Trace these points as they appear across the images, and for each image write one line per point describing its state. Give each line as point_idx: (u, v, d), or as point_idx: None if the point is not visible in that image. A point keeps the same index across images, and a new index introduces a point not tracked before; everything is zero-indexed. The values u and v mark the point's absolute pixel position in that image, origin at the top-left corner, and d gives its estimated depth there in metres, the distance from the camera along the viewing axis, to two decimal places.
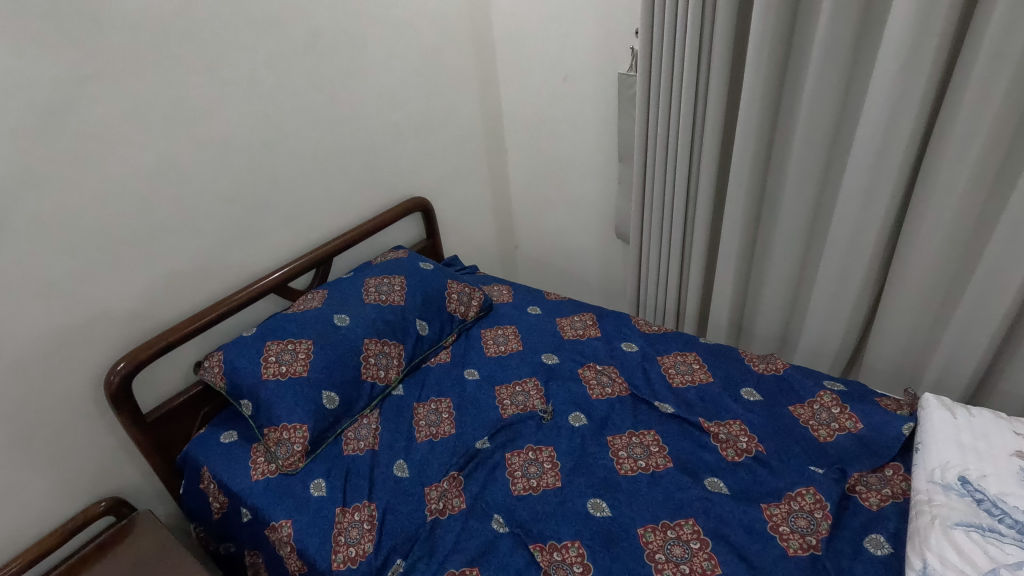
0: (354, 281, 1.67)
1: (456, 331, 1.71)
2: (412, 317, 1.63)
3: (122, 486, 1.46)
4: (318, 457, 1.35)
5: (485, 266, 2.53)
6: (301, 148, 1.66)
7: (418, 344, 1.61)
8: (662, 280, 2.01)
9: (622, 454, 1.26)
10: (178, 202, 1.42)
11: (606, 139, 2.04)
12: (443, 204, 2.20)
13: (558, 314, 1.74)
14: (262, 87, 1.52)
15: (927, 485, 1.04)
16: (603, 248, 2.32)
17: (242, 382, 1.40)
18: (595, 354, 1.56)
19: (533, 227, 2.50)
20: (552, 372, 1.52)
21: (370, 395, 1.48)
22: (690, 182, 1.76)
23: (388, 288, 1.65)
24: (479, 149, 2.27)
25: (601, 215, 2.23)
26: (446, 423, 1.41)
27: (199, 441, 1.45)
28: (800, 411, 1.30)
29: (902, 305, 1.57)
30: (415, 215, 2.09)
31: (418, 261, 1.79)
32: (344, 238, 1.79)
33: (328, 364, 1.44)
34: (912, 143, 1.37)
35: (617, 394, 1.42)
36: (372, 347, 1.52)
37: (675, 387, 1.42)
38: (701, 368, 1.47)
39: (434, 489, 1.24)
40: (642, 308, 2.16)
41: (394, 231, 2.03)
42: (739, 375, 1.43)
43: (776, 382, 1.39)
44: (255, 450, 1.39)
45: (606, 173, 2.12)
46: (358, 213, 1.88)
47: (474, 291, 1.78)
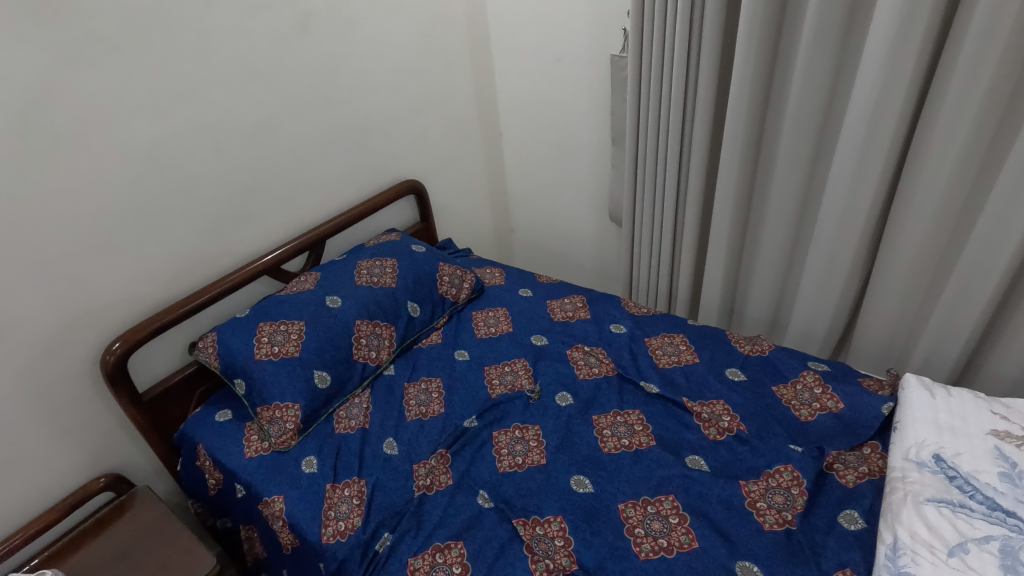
0: (347, 264, 1.69)
1: (447, 313, 1.72)
2: (404, 299, 1.64)
3: (120, 464, 1.49)
4: (311, 435, 1.39)
5: (480, 249, 2.54)
6: (294, 132, 1.66)
7: (409, 326, 1.63)
8: (655, 262, 2.02)
9: (607, 433, 1.28)
10: (170, 185, 1.43)
11: (600, 121, 2.04)
12: (438, 188, 2.21)
13: (550, 296, 1.76)
14: (254, 70, 1.52)
15: (902, 462, 1.06)
16: (597, 231, 2.32)
17: (236, 362, 1.44)
18: (584, 336, 1.58)
19: (528, 210, 2.51)
20: (541, 354, 1.54)
21: (362, 375, 1.51)
22: (682, 163, 1.76)
23: (381, 270, 1.67)
24: (474, 131, 2.27)
25: (596, 198, 2.23)
26: (436, 403, 1.43)
27: (195, 420, 1.48)
28: (783, 391, 1.32)
29: (891, 286, 1.58)
30: (409, 198, 2.09)
31: (410, 243, 1.81)
32: (338, 220, 1.79)
33: (321, 345, 1.47)
34: (901, 123, 1.36)
35: (604, 373, 1.44)
36: (364, 328, 1.54)
37: (661, 367, 1.44)
38: (688, 349, 1.49)
39: (422, 466, 1.26)
40: (635, 291, 2.17)
41: (388, 214, 2.03)
42: (724, 356, 1.45)
43: (760, 363, 1.41)
44: (249, 428, 1.42)
45: (600, 156, 2.12)
46: (352, 196, 1.89)
47: (466, 274, 1.80)
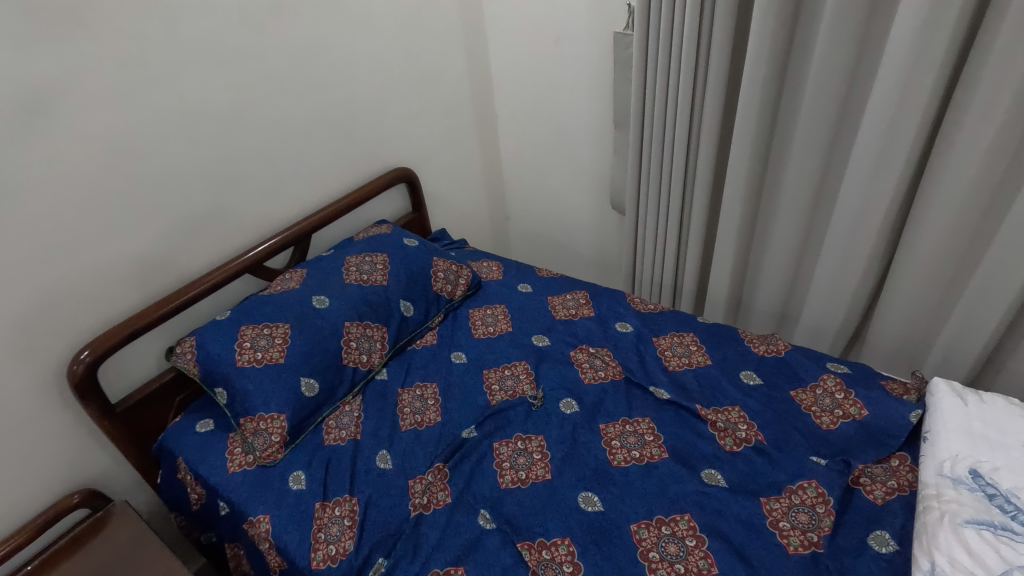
0: (335, 260, 1.59)
1: (443, 311, 1.62)
2: (396, 298, 1.54)
3: (95, 477, 1.40)
4: (299, 447, 1.30)
5: (475, 239, 2.43)
6: (274, 118, 1.54)
7: (402, 326, 1.53)
8: (659, 254, 1.92)
9: (615, 444, 1.19)
10: (140, 178, 1.31)
11: (601, 104, 1.92)
12: (431, 176, 2.10)
13: (551, 292, 1.66)
14: (229, 51, 1.40)
15: (936, 478, 0.99)
16: (597, 220, 2.22)
17: (217, 369, 1.34)
18: (587, 336, 1.49)
19: (525, 198, 2.40)
20: (543, 355, 1.45)
21: (352, 381, 1.41)
22: (691, 148, 1.66)
23: (372, 267, 1.57)
24: (468, 115, 2.15)
25: (597, 185, 2.12)
26: (432, 411, 1.34)
27: (175, 431, 1.39)
28: (802, 397, 1.24)
29: (911, 280, 1.50)
30: (400, 186, 1.97)
31: (401, 237, 1.70)
32: (324, 213, 1.68)
33: (307, 349, 1.38)
34: (931, 105, 1.27)
35: (611, 377, 1.35)
36: (354, 330, 1.45)
37: (671, 370, 1.36)
38: (699, 350, 1.40)
39: (419, 482, 1.18)
40: (638, 284, 2.07)
41: (378, 204, 1.91)
42: (738, 358, 1.37)
43: (776, 365, 1.33)
44: (232, 440, 1.33)
45: (601, 141, 2.01)
46: (339, 187, 1.78)
47: (463, 269, 1.70)
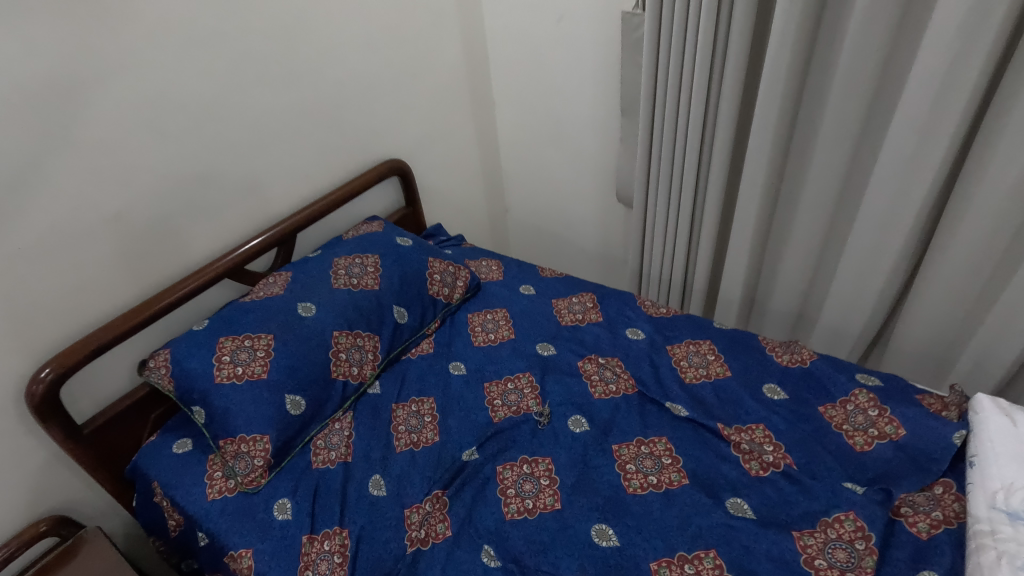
0: (322, 262, 1.47)
1: (439, 317, 1.51)
2: (389, 303, 1.43)
3: (65, 502, 1.29)
4: (284, 470, 1.19)
5: (472, 232, 2.31)
6: (252, 108, 1.40)
7: (396, 334, 1.42)
8: (668, 251, 1.81)
9: (630, 469, 1.09)
10: (102, 177, 1.19)
11: (607, 90, 1.79)
12: (425, 167, 1.97)
13: (555, 294, 1.55)
14: (200, 34, 1.26)
15: (989, 512, 0.89)
16: (602, 214, 2.10)
17: (193, 386, 1.22)
18: (596, 344, 1.38)
19: (525, 189, 2.27)
20: (549, 366, 1.34)
21: (342, 395, 1.30)
22: (706, 139, 1.54)
23: (362, 270, 1.45)
24: (464, 101, 2.01)
25: (601, 177, 2.00)
26: (429, 430, 1.23)
27: (150, 451, 1.28)
28: (832, 414, 1.14)
29: (943, 282, 1.40)
30: (392, 179, 1.83)
31: (394, 235, 1.58)
32: (310, 211, 1.55)
33: (292, 363, 1.26)
34: (976, 94, 1.15)
35: (622, 392, 1.25)
36: (343, 340, 1.33)
37: (688, 383, 1.25)
38: (718, 360, 1.30)
39: (416, 512, 1.07)
40: (646, 282, 1.96)
41: (369, 199, 1.78)
42: (760, 369, 1.26)
43: (802, 377, 1.23)
44: (212, 463, 1.22)
45: (607, 129, 1.88)
46: (325, 182, 1.64)
47: (461, 269, 1.58)
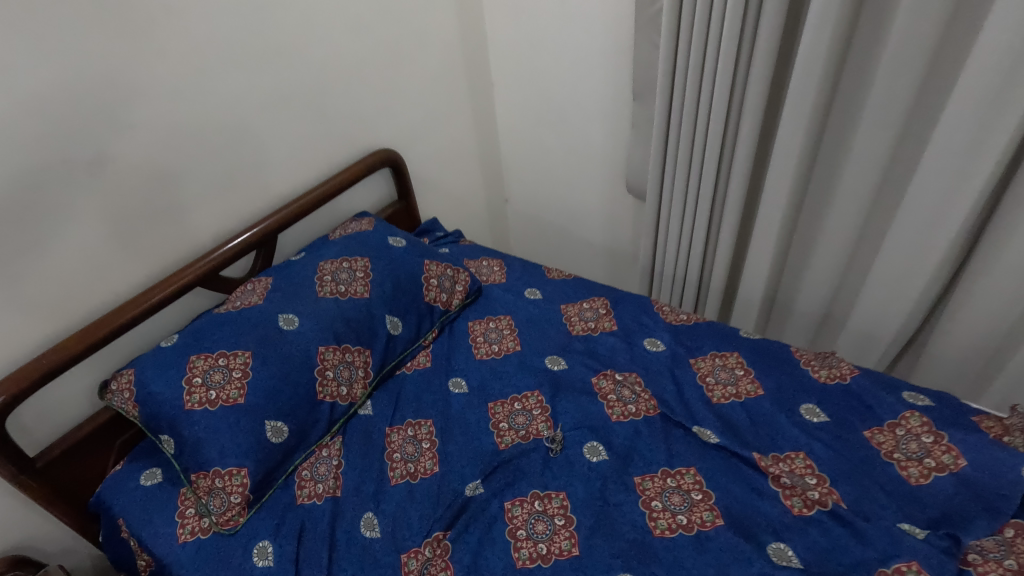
0: (305, 266, 1.32)
1: (437, 326, 1.37)
2: (381, 313, 1.28)
3: (20, 540, 1.15)
4: (265, 507, 1.07)
5: (470, 226, 2.16)
6: (225, 93, 1.24)
7: (389, 347, 1.28)
8: (683, 248, 1.66)
9: (656, 507, 0.97)
10: (46, 177, 1.03)
11: (618, 72, 1.63)
12: (419, 157, 1.81)
13: (564, 299, 1.41)
14: (160, 10, 1.10)
15: None
16: (608, 207, 1.94)
17: (160, 413, 1.08)
18: (611, 357, 1.25)
19: (526, 179, 2.12)
20: (560, 383, 1.21)
21: (330, 419, 1.17)
22: (730, 126, 1.39)
23: (350, 275, 1.30)
24: (461, 85, 1.85)
25: (609, 167, 1.84)
26: (427, 459, 1.11)
27: (115, 483, 1.14)
28: (879, 440, 1.02)
29: (992, 284, 1.27)
30: (383, 171, 1.67)
31: (386, 235, 1.43)
32: (291, 209, 1.39)
33: (273, 385, 1.13)
34: None
35: (644, 414, 1.11)
36: (330, 357, 1.19)
37: (716, 404, 1.13)
38: (747, 376, 1.17)
39: (414, 558, 0.95)
40: (657, 280, 1.81)
41: (358, 193, 1.62)
42: (795, 387, 1.14)
43: (842, 397, 1.11)
44: (183, 498, 1.08)
45: (615, 115, 1.71)
46: (309, 175, 1.49)
47: (459, 272, 1.44)
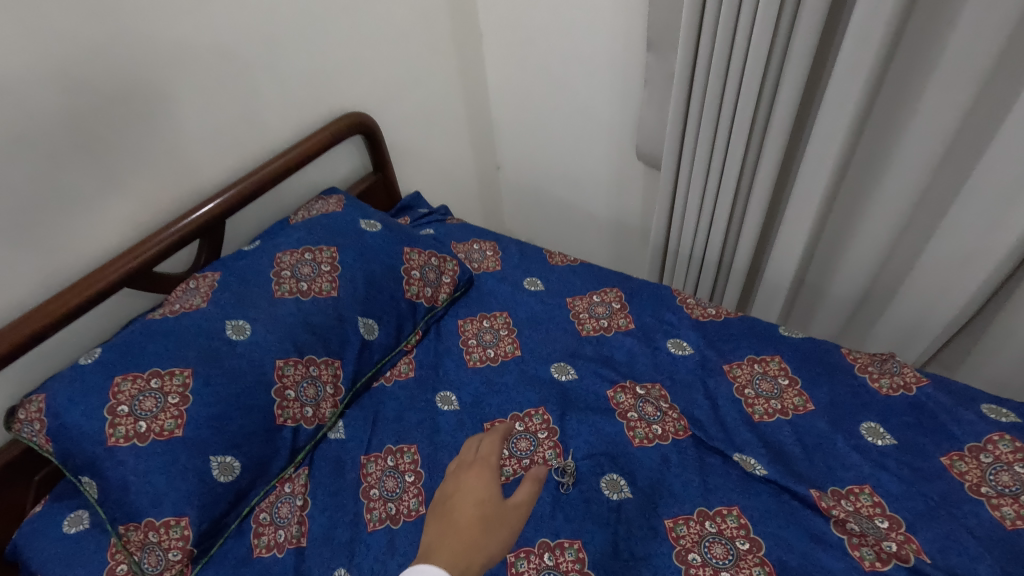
0: (259, 260, 1.09)
1: (421, 326, 1.17)
2: (353, 315, 1.07)
3: None
4: (215, 561, 0.87)
5: (459, 198, 1.92)
6: (141, 46, 0.98)
7: (364, 356, 1.07)
8: (703, 224, 1.43)
9: (694, 560, 0.79)
10: None
11: (629, 17, 1.37)
12: (396, 121, 1.55)
13: (570, 291, 1.22)
14: None
15: None
16: (615, 176, 1.70)
17: (77, 451, 0.86)
18: (630, 365, 1.06)
19: (520, 145, 1.87)
20: (569, 398, 1.02)
21: (294, 447, 0.97)
22: (767, 80, 1.13)
23: (314, 270, 1.08)
24: (443, 35, 1.58)
25: (616, 130, 1.60)
26: (411, 496, 0.91)
27: (32, 531, 0.92)
28: (962, 469, 0.84)
29: None
30: (353, 138, 1.42)
31: (357, 218, 1.20)
32: (243, 186, 1.15)
33: (219, 411, 0.91)
34: None
35: (671, 438, 0.93)
36: (291, 372, 0.98)
37: (756, 422, 0.94)
38: (793, 387, 0.98)
39: None
40: (671, 259, 1.59)
41: (325, 166, 1.37)
42: (851, 401, 0.95)
43: (910, 413, 0.92)
44: (113, 552, 0.87)
45: (625, 69, 1.46)
46: (264, 145, 1.23)
47: (446, 261, 1.24)
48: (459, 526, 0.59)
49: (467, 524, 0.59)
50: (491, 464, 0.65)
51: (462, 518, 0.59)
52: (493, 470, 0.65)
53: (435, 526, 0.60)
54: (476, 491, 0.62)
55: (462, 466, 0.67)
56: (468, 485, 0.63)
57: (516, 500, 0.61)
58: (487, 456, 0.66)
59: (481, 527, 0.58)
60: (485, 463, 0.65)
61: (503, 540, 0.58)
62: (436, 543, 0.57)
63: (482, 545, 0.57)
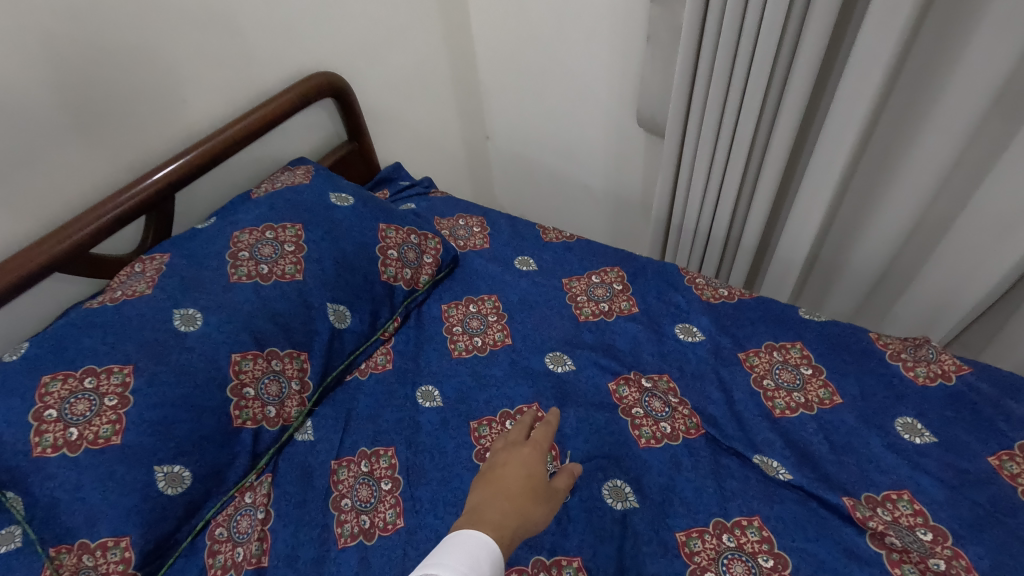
0: (214, 238, 0.96)
1: (400, 313, 1.05)
2: (322, 301, 0.95)
3: None
4: None
5: (445, 170, 1.78)
6: None
7: (335, 347, 0.96)
8: (709, 195, 1.29)
9: None
10: None
11: None
12: (372, 85, 1.41)
13: (565, 271, 1.11)
14: None
15: None
16: (613, 144, 1.57)
17: None
18: (634, 353, 0.95)
19: (510, 112, 1.73)
20: (565, 392, 0.91)
21: (255, 451, 0.86)
22: (788, 28, 0.99)
23: (276, 250, 0.95)
24: None
25: (614, 94, 1.46)
26: (389, 507, 0.81)
27: None
28: (1013, 472, 0.74)
29: None
30: (325, 102, 1.27)
31: (327, 191, 1.07)
32: (196, 155, 1.01)
33: (164, 414, 0.79)
34: None
35: (681, 437, 0.82)
36: (250, 368, 0.86)
37: (777, 418, 0.84)
38: (817, 377, 0.87)
39: None
40: (674, 235, 1.46)
41: (292, 133, 1.23)
42: (885, 393, 0.84)
43: (951, 406, 0.81)
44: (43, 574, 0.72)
45: (626, 23, 1.31)
46: (218, 109, 1.09)
47: (427, 239, 1.11)
48: (511, 495, 0.62)
49: (516, 492, 0.63)
50: (543, 449, 0.68)
51: (513, 487, 0.63)
52: (542, 453, 0.68)
53: (481, 488, 0.64)
54: (527, 465, 0.65)
55: (510, 444, 0.69)
56: (521, 459, 0.66)
57: (558, 484, 0.66)
58: (540, 441, 0.68)
59: (531, 499, 0.62)
60: (539, 446, 0.68)
61: (546, 514, 0.63)
62: (489, 505, 0.60)
63: (530, 514, 0.61)
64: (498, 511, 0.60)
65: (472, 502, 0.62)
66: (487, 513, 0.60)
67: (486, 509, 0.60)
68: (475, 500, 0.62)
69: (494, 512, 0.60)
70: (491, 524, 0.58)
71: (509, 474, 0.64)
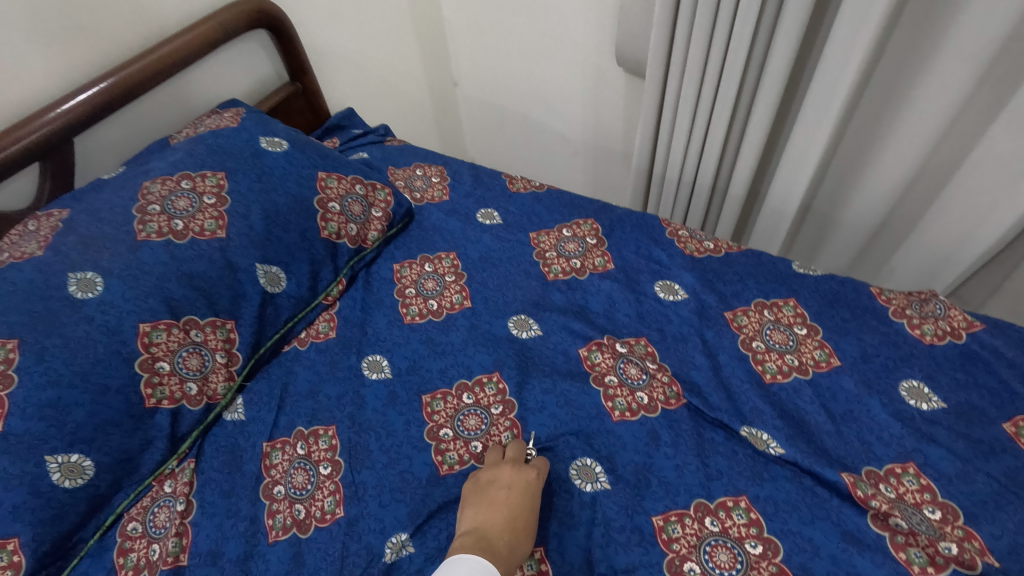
0: (121, 189, 0.81)
1: (345, 274, 0.93)
2: (252, 262, 0.83)
3: None
4: None
5: (407, 119, 1.63)
6: None
7: (267, 314, 0.84)
8: (695, 138, 1.16)
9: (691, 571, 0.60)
10: None
11: None
12: (316, 19, 1.24)
13: (533, 225, 0.99)
14: None
15: None
16: (590, 85, 1.42)
17: None
18: (608, 315, 0.85)
19: (477, 53, 1.56)
20: (530, 360, 0.80)
21: (176, 435, 0.74)
22: None
23: (193, 203, 0.82)
24: None
25: (591, 26, 1.30)
26: (328, 494, 0.71)
27: None
28: None
29: None
30: (258, 34, 1.11)
31: (257, 135, 0.93)
32: (97, 92, 0.85)
33: (56, 396, 0.66)
34: None
35: (659, 407, 0.73)
36: (164, 341, 0.74)
37: (767, 384, 0.74)
38: (812, 337, 0.78)
39: None
40: (656, 184, 1.33)
41: (220, 70, 1.07)
42: (888, 354, 0.75)
43: (962, 368, 0.72)
44: None
45: None
46: (125, 39, 0.92)
47: (376, 191, 0.99)
48: (519, 526, 0.60)
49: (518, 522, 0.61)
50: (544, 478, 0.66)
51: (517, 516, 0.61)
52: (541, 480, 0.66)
53: (482, 508, 0.62)
54: (531, 497, 0.63)
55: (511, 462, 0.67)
56: (528, 486, 0.63)
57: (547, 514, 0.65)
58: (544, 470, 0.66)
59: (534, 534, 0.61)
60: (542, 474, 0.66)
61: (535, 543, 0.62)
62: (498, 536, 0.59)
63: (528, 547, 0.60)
64: (507, 542, 0.58)
65: (476, 525, 0.60)
66: (497, 543, 0.58)
67: (495, 539, 0.58)
68: (478, 523, 0.60)
69: (505, 542, 0.58)
70: (502, 556, 0.57)
71: (517, 500, 0.62)
